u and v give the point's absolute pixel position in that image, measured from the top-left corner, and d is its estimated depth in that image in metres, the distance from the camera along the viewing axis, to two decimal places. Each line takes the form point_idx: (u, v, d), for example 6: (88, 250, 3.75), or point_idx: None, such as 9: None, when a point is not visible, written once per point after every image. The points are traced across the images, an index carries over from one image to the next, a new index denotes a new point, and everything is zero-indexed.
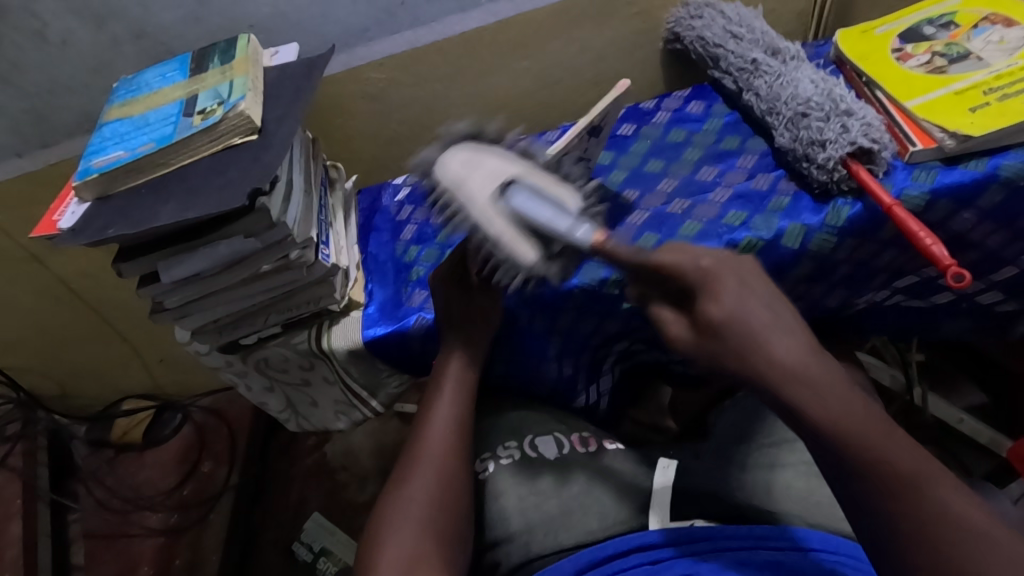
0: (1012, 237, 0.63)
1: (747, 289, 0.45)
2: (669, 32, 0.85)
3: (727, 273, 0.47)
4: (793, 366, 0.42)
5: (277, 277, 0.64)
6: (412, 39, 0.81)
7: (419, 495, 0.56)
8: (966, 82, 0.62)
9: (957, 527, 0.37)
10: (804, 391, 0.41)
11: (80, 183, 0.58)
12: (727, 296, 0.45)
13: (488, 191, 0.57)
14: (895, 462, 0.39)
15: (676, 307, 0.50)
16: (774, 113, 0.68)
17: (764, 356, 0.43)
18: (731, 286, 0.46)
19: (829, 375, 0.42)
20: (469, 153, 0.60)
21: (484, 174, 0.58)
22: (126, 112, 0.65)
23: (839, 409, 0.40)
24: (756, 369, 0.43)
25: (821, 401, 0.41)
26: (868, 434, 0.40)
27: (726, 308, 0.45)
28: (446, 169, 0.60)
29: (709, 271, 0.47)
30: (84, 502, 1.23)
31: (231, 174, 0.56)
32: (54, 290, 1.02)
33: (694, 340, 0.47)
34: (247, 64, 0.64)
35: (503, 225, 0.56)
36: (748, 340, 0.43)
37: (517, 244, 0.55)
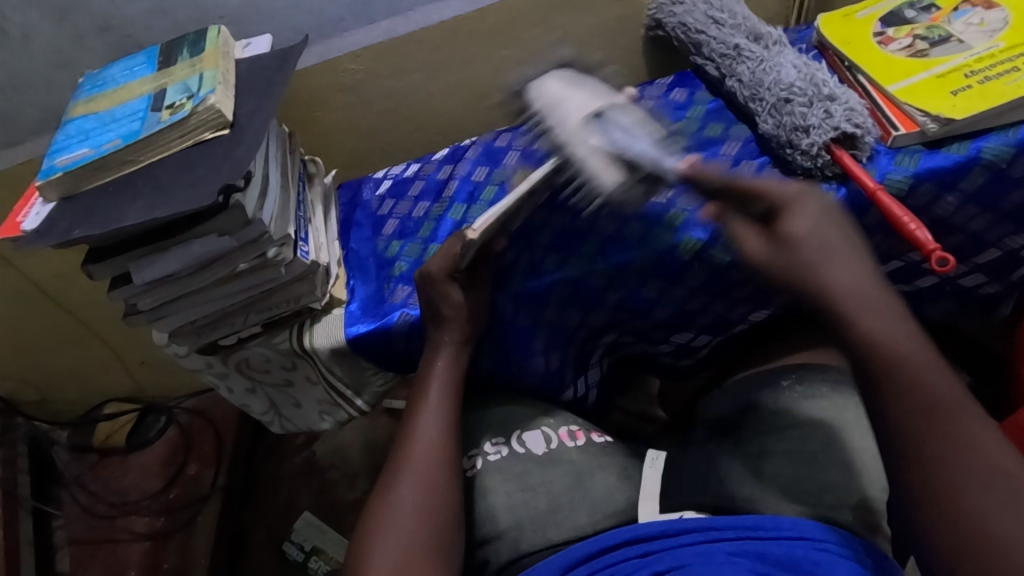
0: (995, 220, 0.63)
1: (827, 214, 0.48)
2: (650, 19, 0.84)
3: (810, 201, 0.49)
4: (857, 288, 0.44)
5: (255, 275, 0.62)
6: (389, 28, 0.79)
7: (408, 500, 0.55)
8: (947, 65, 0.62)
9: (986, 465, 0.39)
10: (868, 313, 0.43)
11: (44, 183, 0.56)
12: (807, 219, 0.48)
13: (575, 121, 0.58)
14: (938, 399, 0.41)
15: (753, 226, 0.51)
16: (757, 98, 0.67)
17: (823, 275, 0.45)
18: (811, 208, 0.48)
19: (882, 295, 0.44)
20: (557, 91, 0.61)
21: (576, 104, 0.60)
22: (91, 109, 0.63)
23: (890, 331, 0.43)
24: (816, 285, 0.45)
25: (878, 321, 0.43)
26: (915, 363, 0.42)
27: (804, 226, 0.48)
28: (542, 97, 0.62)
29: (791, 196, 0.50)
30: (68, 508, 1.21)
31: (201, 171, 0.54)
32: (26, 293, 0.99)
33: (770, 246, 0.49)
34: (217, 55, 0.62)
35: (588, 149, 0.56)
36: (815, 258, 0.46)
37: (601, 167, 0.55)
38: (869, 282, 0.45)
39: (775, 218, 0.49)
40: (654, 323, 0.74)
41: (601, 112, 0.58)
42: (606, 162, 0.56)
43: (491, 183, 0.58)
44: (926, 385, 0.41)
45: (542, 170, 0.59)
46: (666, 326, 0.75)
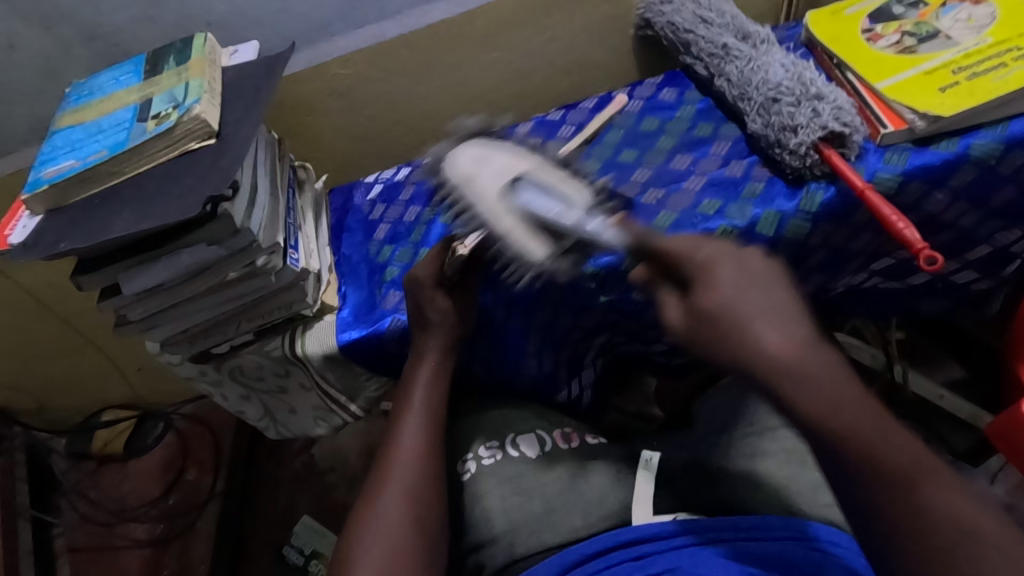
0: (986, 215, 0.63)
1: (744, 282, 0.44)
2: (639, 19, 0.84)
3: (728, 263, 0.45)
4: (780, 356, 0.40)
5: (246, 284, 0.62)
6: (377, 32, 0.79)
7: (390, 509, 0.55)
8: (935, 62, 0.62)
9: (952, 526, 0.38)
10: (797, 387, 0.40)
11: (30, 196, 0.55)
12: (721, 290, 0.44)
13: (494, 188, 0.60)
14: (913, 472, 0.38)
15: (678, 294, 0.48)
16: (746, 98, 0.67)
17: (753, 336, 0.41)
18: (722, 274, 0.45)
19: (812, 368, 0.40)
20: (479, 151, 0.63)
21: (494, 169, 0.61)
22: (78, 119, 0.63)
23: (833, 391, 0.40)
24: (750, 361, 0.41)
25: (810, 375, 0.40)
26: (866, 430, 0.39)
27: (719, 299, 0.43)
28: (455, 169, 0.63)
29: (703, 262, 0.46)
30: (67, 516, 1.21)
31: (187, 181, 0.54)
32: (18, 302, 0.99)
33: (691, 321, 0.45)
34: (203, 64, 0.61)
35: (510, 221, 0.58)
36: (742, 319, 0.42)
37: (527, 241, 0.57)
38: (799, 343, 0.41)
39: (692, 282, 0.46)
40: (647, 324, 0.74)
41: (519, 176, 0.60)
42: (529, 233, 0.57)
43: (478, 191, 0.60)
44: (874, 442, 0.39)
45: (496, 201, 0.59)
46: (660, 327, 0.75)
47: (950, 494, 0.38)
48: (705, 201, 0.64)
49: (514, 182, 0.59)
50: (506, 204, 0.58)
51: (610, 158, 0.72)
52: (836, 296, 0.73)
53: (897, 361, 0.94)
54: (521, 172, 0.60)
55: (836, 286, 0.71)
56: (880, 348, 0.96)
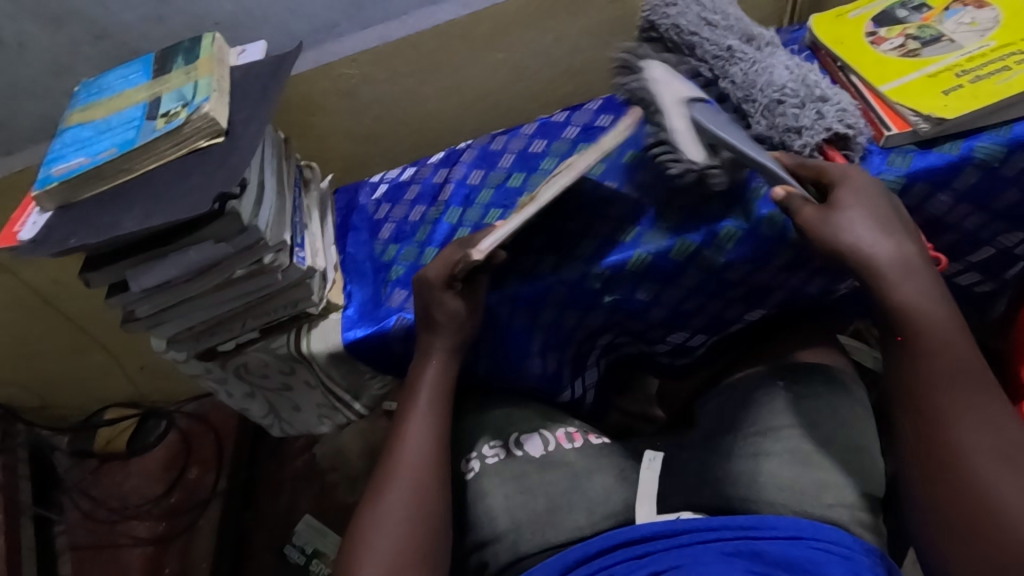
0: (989, 218, 0.63)
1: (869, 197, 0.53)
2: (644, 19, 0.78)
3: (863, 180, 0.54)
4: (910, 260, 0.51)
5: (253, 281, 0.63)
6: (382, 33, 0.79)
7: (394, 509, 0.56)
8: (939, 65, 0.62)
9: (1000, 431, 0.46)
10: (911, 283, 0.51)
11: (40, 193, 0.56)
12: (858, 196, 0.54)
13: (674, 97, 0.63)
14: (942, 367, 0.49)
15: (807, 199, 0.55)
16: (750, 100, 0.66)
17: (844, 237, 0.52)
18: (868, 189, 0.54)
19: (906, 276, 0.51)
20: (664, 71, 0.65)
21: (677, 85, 0.64)
22: (87, 117, 0.63)
23: (923, 294, 0.50)
24: (844, 250, 0.52)
25: (908, 281, 0.51)
26: (949, 341, 0.49)
27: (852, 198, 0.53)
28: (647, 72, 0.65)
29: (845, 177, 0.55)
30: (69, 514, 1.21)
31: (196, 179, 0.54)
32: (24, 299, 0.99)
33: (820, 217, 0.53)
34: (212, 63, 0.62)
35: (682, 125, 0.62)
36: (878, 233, 0.52)
37: (689, 146, 0.61)
38: (914, 254, 0.52)
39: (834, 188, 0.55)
40: (650, 324, 0.74)
41: (693, 100, 0.63)
42: (694, 140, 0.62)
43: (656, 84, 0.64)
44: (926, 342, 0.49)
45: (682, 112, 0.62)
46: (664, 327, 0.75)
47: (982, 408, 0.47)
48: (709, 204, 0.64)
49: (692, 104, 0.63)
50: (683, 109, 0.63)
51: (613, 161, 0.70)
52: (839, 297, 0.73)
53: None
54: (697, 97, 0.63)
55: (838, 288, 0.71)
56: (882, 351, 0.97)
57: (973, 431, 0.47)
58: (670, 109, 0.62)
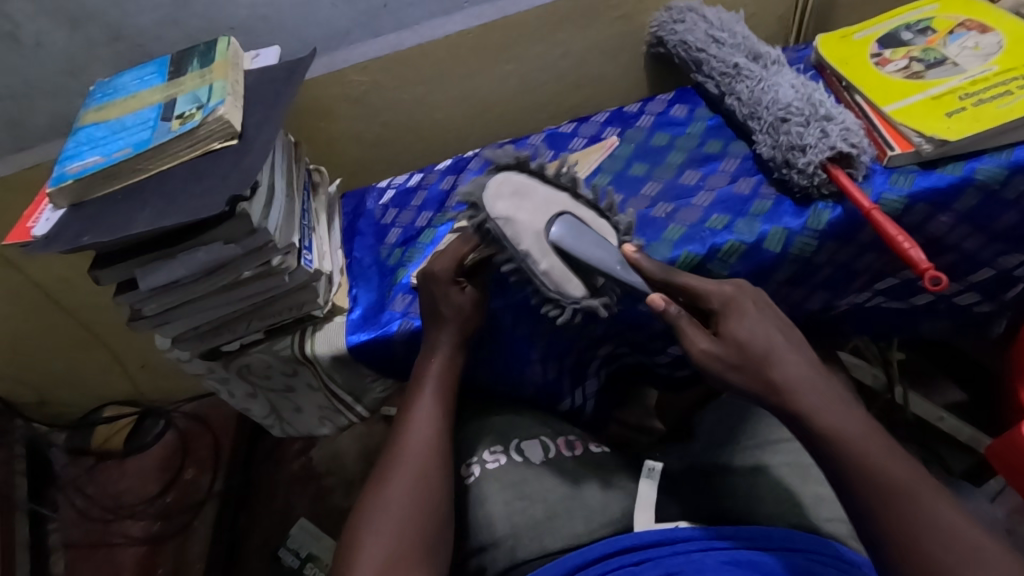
0: (989, 238, 0.64)
1: (763, 313, 0.52)
2: (652, 36, 0.85)
3: (745, 300, 0.53)
4: (803, 377, 0.49)
5: (259, 283, 0.63)
6: (395, 42, 0.80)
7: (398, 495, 0.55)
8: (942, 87, 0.63)
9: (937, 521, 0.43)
10: (811, 396, 0.48)
11: (53, 190, 0.57)
12: (744, 324, 0.51)
13: (539, 224, 0.59)
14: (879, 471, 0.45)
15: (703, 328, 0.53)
16: (755, 117, 0.68)
17: (777, 371, 0.49)
18: (751, 309, 0.52)
19: (811, 385, 0.48)
20: (518, 181, 0.59)
21: (530, 209, 0.59)
22: (101, 117, 0.64)
23: (834, 411, 0.47)
24: (773, 381, 0.49)
25: (804, 390, 0.48)
26: (860, 443, 0.46)
27: (742, 332, 0.51)
28: (495, 204, 0.57)
29: (727, 297, 0.53)
30: (64, 511, 1.21)
31: (209, 181, 0.55)
32: (30, 295, 1.00)
33: (723, 345, 0.51)
34: (227, 67, 0.63)
35: (550, 262, 0.59)
36: (765, 353, 0.50)
37: (563, 278, 0.59)
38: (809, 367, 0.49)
39: (721, 315, 0.53)
40: (652, 335, 0.75)
41: (562, 218, 0.59)
42: (567, 273, 0.60)
43: (524, 228, 0.58)
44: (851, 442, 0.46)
45: (542, 235, 0.59)
46: (665, 338, 0.75)
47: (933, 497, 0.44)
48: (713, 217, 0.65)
49: (554, 219, 0.59)
50: (547, 244, 0.59)
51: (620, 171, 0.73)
52: (838, 313, 0.74)
53: (897, 382, 0.95)
54: (561, 211, 0.59)
55: (839, 304, 0.72)
56: (880, 368, 0.97)
57: (925, 499, 0.44)
58: (529, 251, 0.58)
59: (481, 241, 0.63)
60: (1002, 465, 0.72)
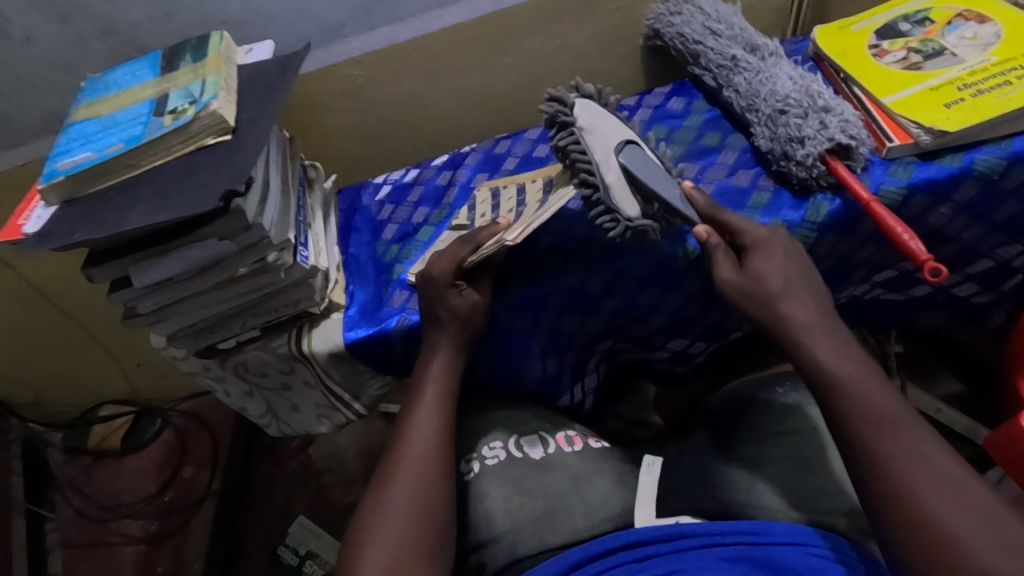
0: (988, 230, 0.64)
1: (790, 255, 0.55)
2: (649, 29, 0.85)
3: (779, 239, 0.56)
4: (808, 323, 0.52)
5: (255, 279, 0.63)
6: (390, 35, 0.80)
7: (400, 499, 0.55)
8: (941, 78, 0.63)
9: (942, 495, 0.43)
10: (817, 339, 0.51)
11: (45, 187, 0.56)
12: (771, 260, 0.55)
13: (614, 141, 0.61)
14: (882, 450, 0.46)
15: (731, 257, 0.56)
16: (753, 109, 0.68)
17: (780, 308, 0.53)
18: (779, 250, 0.55)
19: (827, 329, 0.52)
20: (597, 109, 0.62)
21: (610, 127, 0.62)
22: (93, 112, 0.63)
23: (835, 356, 0.50)
24: (767, 318, 0.54)
25: (811, 339, 0.52)
26: (872, 403, 0.47)
27: (764, 267, 0.54)
28: (582, 109, 0.60)
29: (761, 237, 0.56)
30: (61, 511, 1.20)
31: (203, 176, 0.54)
32: (24, 294, 0.99)
33: (741, 275, 0.55)
34: (220, 61, 0.62)
35: (615, 176, 0.59)
36: (778, 289, 0.54)
37: (625, 196, 0.58)
38: (817, 315, 0.53)
39: (750, 250, 0.56)
40: (651, 330, 0.74)
41: None
42: (530, 235, 0.58)
43: None
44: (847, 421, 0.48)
45: (612, 153, 0.60)
46: (664, 333, 0.75)
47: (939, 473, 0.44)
48: None
49: (623, 144, 0.61)
50: (614, 159, 0.59)
51: None
52: (837, 306, 0.74)
53: (895, 375, 0.95)
54: (630, 138, 0.62)
55: (838, 297, 0.72)
56: (878, 361, 0.98)
57: (922, 481, 0.44)
58: (603, 166, 0.59)
59: (475, 242, 0.62)
60: (999, 456, 0.72)
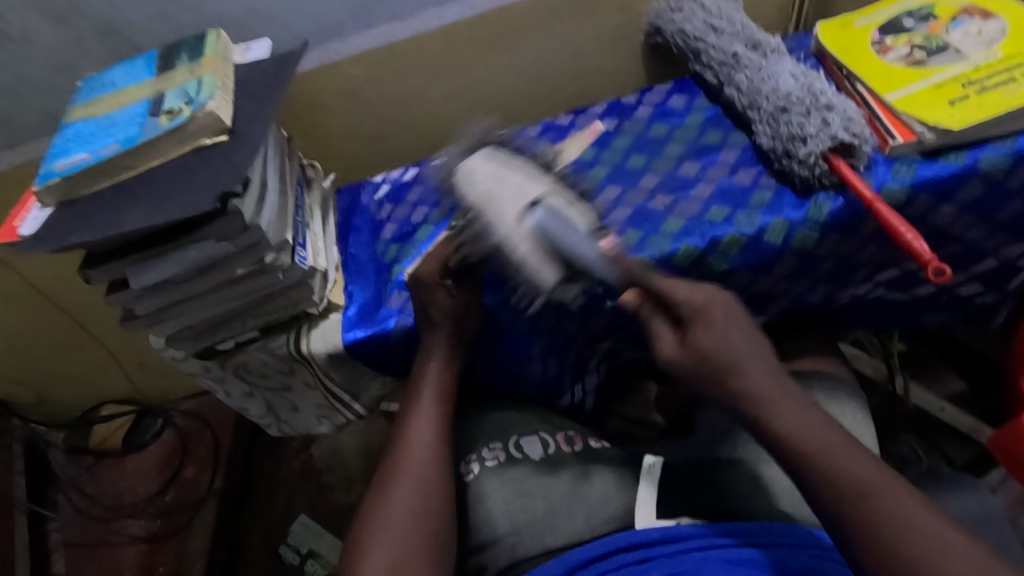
0: (992, 229, 0.63)
1: (730, 323, 0.52)
2: (650, 26, 0.84)
3: (716, 307, 0.52)
4: (764, 395, 0.49)
5: (253, 281, 0.62)
6: (388, 33, 0.79)
7: (399, 504, 0.55)
8: (945, 75, 0.62)
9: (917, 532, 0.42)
10: (780, 405, 0.49)
11: (41, 188, 0.56)
12: (712, 333, 0.51)
13: (515, 210, 0.57)
14: (850, 475, 0.45)
15: (670, 324, 0.55)
16: (755, 107, 0.67)
17: (737, 386, 0.50)
18: (719, 318, 0.52)
19: (782, 392, 0.49)
20: (493, 168, 0.61)
21: (511, 188, 0.58)
22: (90, 113, 0.63)
23: (797, 421, 0.48)
24: (731, 397, 0.50)
25: (778, 404, 0.49)
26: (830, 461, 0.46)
27: (709, 341, 0.51)
28: (472, 190, 0.60)
29: (697, 308, 0.53)
30: (64, 511, 1.20)
31: (200, 177, 0.54)
32: (24, 295, 0.99)
33: (683, 353, 0.53)
34: (216, 61, 0.61)
35: (527, 245, 0.55)
36: (724, 366, 0.50)
37: (539, 266, 0.56)
38: (771, 385, 0.50)
39: (689, 323, 0.53)
40: (651, 330, 0.74)
41: (538, 200, 0.57)
42: (543, 258, 0.56)
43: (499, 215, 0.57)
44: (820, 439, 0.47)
45: (517, 219, 0.56)
46: None
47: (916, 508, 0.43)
48: (713, 209, 0.64)
49: (530, 207, 0.57)
50: (523, 226, 0.56)
51: (618, 163, 0.72)
52: (840, 306, 0.73)
53: (898, 374, 0.94)
54: (536, 197, 0.57)
55: (840, 297, 0.71)
56: (881, 360, 0.97)
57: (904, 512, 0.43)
58: (508, 238, 0.56)
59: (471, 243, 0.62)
60: (1002, 456, 0.72)
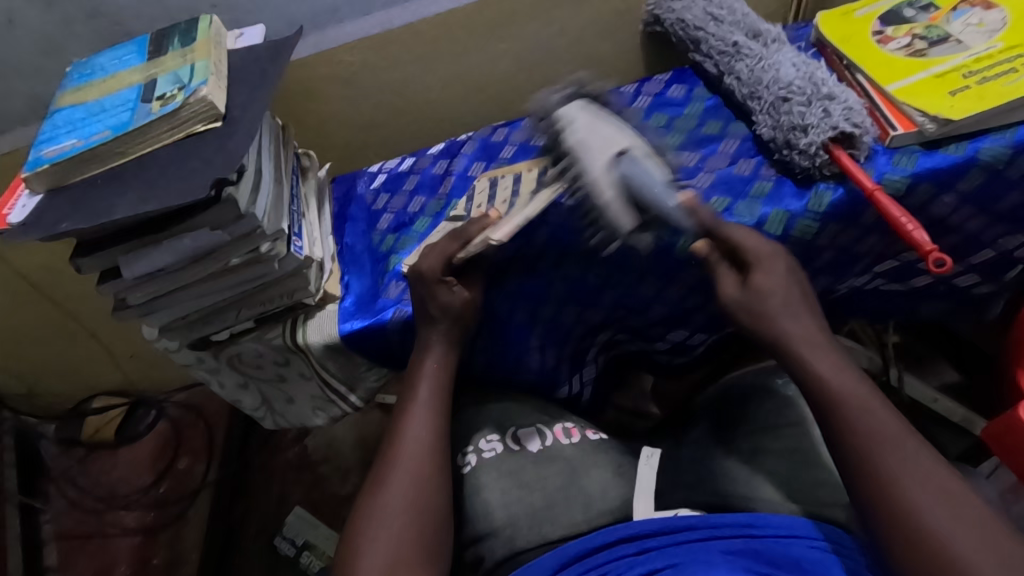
0: (990, 220, 0.63)
1: (789, 275, 0.55)
2: (649, 14, 0.84)
3: (779, 258, 0.55)
4: (810, 336, 0.53)
5: (249, 270, 0.61)
6: (384, 20, 0.78)
7: (396, 498, 0.54)
8: (946, 65, 0.62)
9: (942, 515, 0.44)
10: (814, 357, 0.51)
11: (30, 175, 0.54)
12: (769, 275, 0.54)
13: (604, 158, 0.58)
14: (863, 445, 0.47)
15: (735, 272, 0.57)
16: (756, 97, 0.67)
17: (779, 325, 0.53)
18: (781, 266, 0.55)
19: (825, 351, 0.52)
20: (591, 112, 0.63)
21: (600, 141, 0.60)
22: (79, 98, 0.61)
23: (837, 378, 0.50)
24: (773, 334, 0.53)
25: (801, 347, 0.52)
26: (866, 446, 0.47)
27: (767, 282, 0.54)
28: (571, 134, 0.62)
29: (764, 254, 0.55)
30: (55, 503, 1.19)
31: (193, 165, 0.53)
32: (13, 285, 0.98)
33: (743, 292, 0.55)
34: (210, 46, 0.60)
35: (612, 194, 0.57)
36: (780, 307, 0.54)
37: (620, 212, 0.57)
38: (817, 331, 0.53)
39: (752, 266, 0.56)
40: (649, 321, 0.74)
41: (626, 151, 0.58)
42: (625, 206, 0.57)
43: (586, 150, 0.60)
44: (845, 427, 0.48)
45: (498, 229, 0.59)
46: (662, 323, 0.75)
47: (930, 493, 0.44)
48: (713, 199, 0.64)
49: (618, 155, 0.58)
50: (608, 168, 0.58)
51: None
52: (838, 297, 0.73)
53: (893, 364, 0.95)
54: (625, 147, 0.59)
55: (839, 288, 0.71)
56: (876, 351, 0.97)
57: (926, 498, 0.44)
58: (597, 183, 0.58)
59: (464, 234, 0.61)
60: (998, 448, 0.72)
